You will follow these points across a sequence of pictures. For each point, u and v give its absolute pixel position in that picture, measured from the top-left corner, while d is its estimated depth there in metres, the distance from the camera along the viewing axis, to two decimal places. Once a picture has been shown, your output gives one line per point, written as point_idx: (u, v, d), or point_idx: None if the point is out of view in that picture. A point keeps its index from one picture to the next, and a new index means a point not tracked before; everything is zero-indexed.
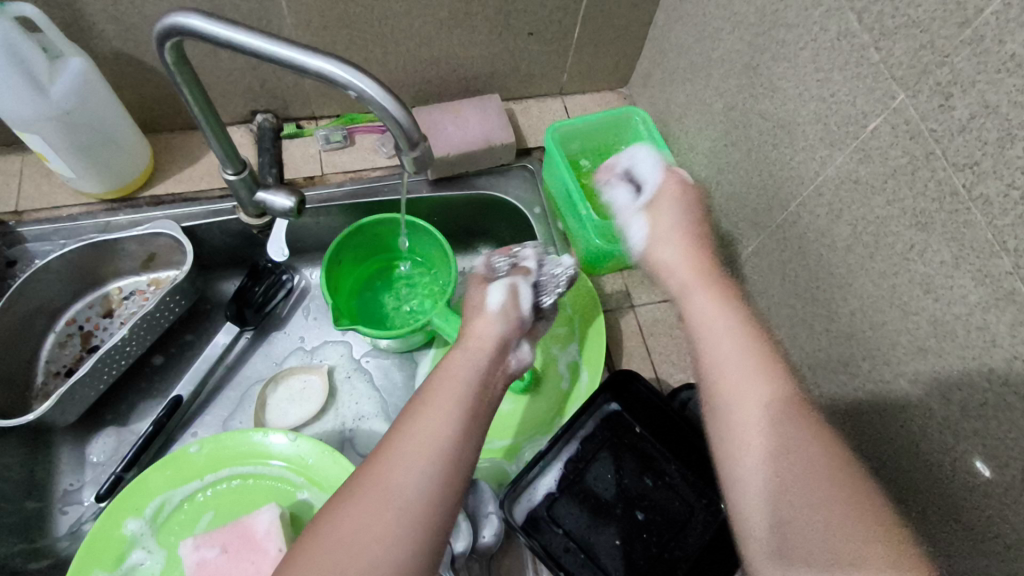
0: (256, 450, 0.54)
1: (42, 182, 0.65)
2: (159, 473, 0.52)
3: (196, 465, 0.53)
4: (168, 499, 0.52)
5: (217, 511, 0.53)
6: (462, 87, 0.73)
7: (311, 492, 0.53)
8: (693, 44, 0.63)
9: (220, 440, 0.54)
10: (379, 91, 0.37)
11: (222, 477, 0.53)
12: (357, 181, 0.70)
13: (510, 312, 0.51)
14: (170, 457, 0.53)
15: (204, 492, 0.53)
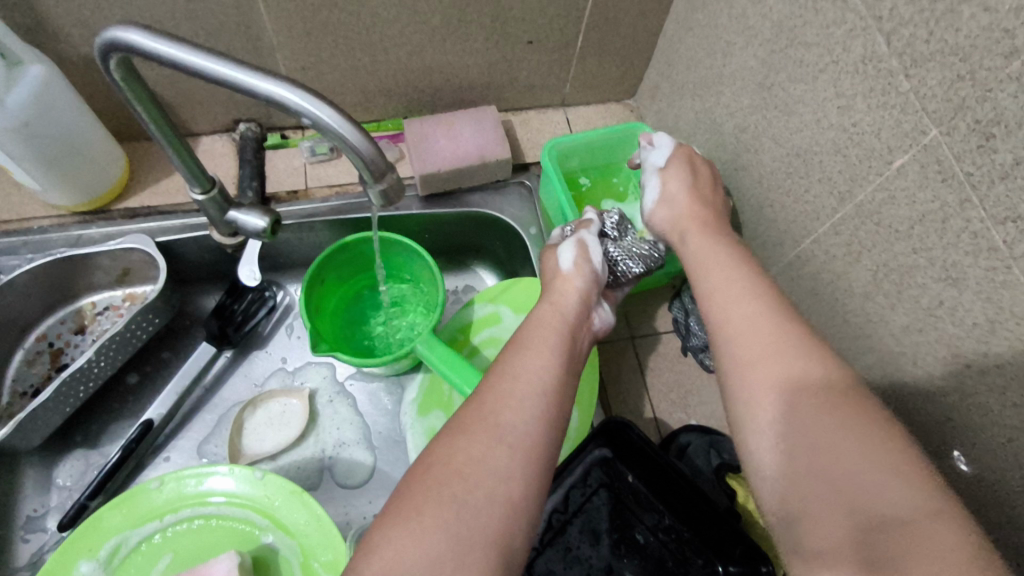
0: (220, 487, 0.51)
1: (13, 192, 0.62)
2: (114, 512, 0.49)
3: (155, 503, 0.50)
4: (126, 540, 0.49)
5: (176, 554, 0.49)
6: (456, 97, 0.69)
7: (275, 537, 0.50)
8: (703, 58, 0.58)
9: (183, 475, 0.51)
10: (337, 119, 0.33)
11: (184, 515, 0.50)
12: (342, 196, 0.66)
13: (585, 270, 0.53)
14: (129, 494, 0.50)
15: (162, 533, 0.50)
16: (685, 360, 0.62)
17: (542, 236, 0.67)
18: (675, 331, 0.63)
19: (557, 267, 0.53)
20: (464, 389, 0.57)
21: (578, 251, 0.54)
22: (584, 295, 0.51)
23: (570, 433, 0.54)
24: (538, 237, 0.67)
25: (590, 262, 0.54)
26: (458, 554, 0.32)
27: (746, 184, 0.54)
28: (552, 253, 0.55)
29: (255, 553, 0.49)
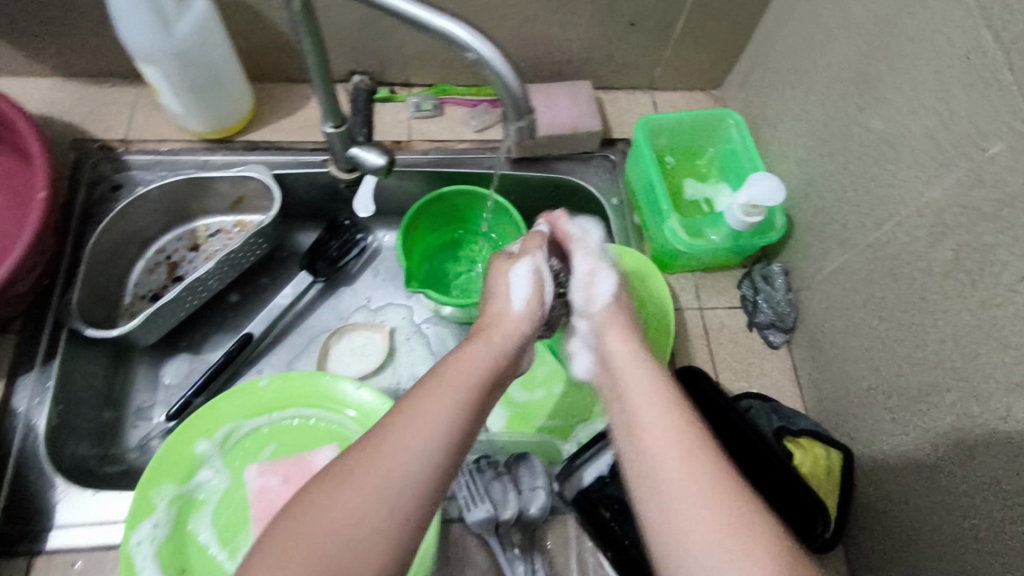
0: (323, 393, 0.57)
1: (152, 115, 0.68)
2: (229, 402, 0.55)
3: (265, 397, 0.56)
4: (237, 428, 0.55)
5: (280, 444, 0.55)
6: (555, 70, 0.73)
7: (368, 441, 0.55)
8: (801, 48, 0.61)
9: (289, 377, 0.57)
10: (497, 57, 0.38)
11: (288, 412, 0.56)
12: (441, 150, 0.71)
13: (536, 306, 0.51)
14: (244, 387, 0.56)
15: (269, 426, 0.56)
16: (749, 334, 0.65)
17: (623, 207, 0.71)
18: (741, 306, 0.66)
19: (507, 302, 0.51)
20: None
21: (531, 287, 0.52)
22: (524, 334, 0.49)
23: None
24: (619, 207, 0.71)
25: (540, 299, 0.52)
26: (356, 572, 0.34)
27: (831, 169, 0.57)
28: (503, 275, 0.53)
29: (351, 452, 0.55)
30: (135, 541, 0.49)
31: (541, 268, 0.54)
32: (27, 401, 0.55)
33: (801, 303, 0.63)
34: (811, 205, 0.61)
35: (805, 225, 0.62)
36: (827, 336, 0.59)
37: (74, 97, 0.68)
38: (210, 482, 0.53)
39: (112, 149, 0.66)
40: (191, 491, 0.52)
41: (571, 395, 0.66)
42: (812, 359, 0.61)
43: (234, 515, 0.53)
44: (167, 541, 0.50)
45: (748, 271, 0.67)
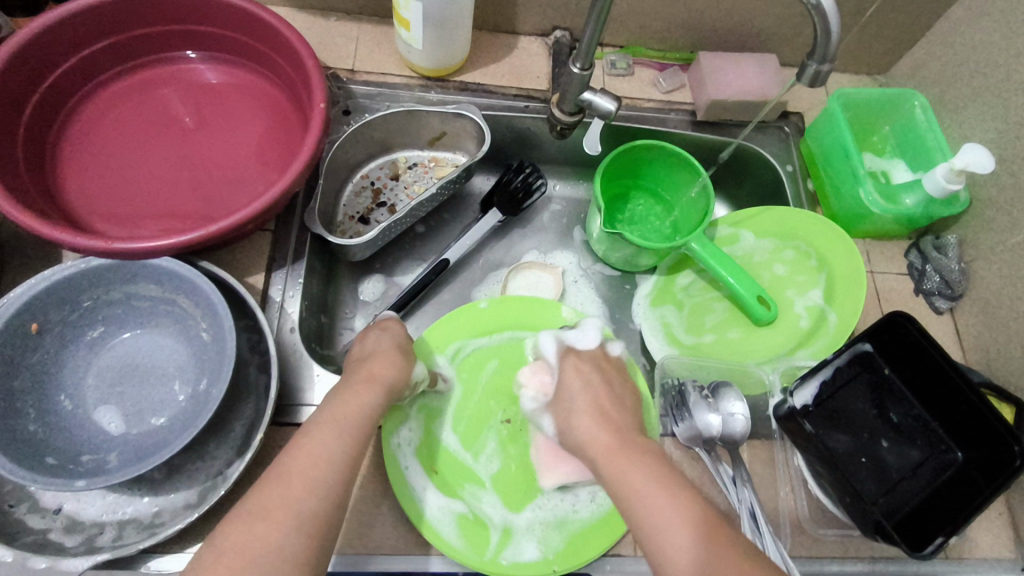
0: (535, 320, 0.67)
1: (375, 50, 0.73)
2: (458, 322, 0.66)
3: (484, 318, 0.66)
4: (466, 344, 0.65)
5: (499, 361, 0.65)
6: (740, 43, 0.78)
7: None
8: (999, 39, 0.66)
9: (501, 304, 0.67)
10: (831, 9, 0.43)
11: (504, 331, 0.67)
12: (631, 108, 0.76)
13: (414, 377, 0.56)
14: (466, 308, 0.66)
15: (488, 347, 0.66)
16: (915, 300, 0.71)
17: (797, 174, 0.76)
18: (908, 274, 0.72)
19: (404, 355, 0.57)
20: (740, 288, 0.67)
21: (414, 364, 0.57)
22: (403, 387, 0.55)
23: (829, 329, 0.68)
24: (793, 174, 0.76)
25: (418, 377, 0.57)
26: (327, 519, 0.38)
27: None
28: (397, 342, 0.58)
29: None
30: (394, 443, 0.58)
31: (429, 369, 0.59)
32: (282, 293, 0.61)
33: (973, 275, 0.68)
34: (996, 184, 0.65)
35: (987, 203, 0.66)
36: (1004, 304, 0.65)
37: (305, 27, 0.73)
38: (448, 390, 0.63)
39: (339, 77, 0.71)
40: (431, 401, 0.62)
41: (750, 339, 0.71)
42: (981, 325, 0.67)
43: (470, 424, 0.62)
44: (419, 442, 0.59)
45: (915, 243, 0.73)
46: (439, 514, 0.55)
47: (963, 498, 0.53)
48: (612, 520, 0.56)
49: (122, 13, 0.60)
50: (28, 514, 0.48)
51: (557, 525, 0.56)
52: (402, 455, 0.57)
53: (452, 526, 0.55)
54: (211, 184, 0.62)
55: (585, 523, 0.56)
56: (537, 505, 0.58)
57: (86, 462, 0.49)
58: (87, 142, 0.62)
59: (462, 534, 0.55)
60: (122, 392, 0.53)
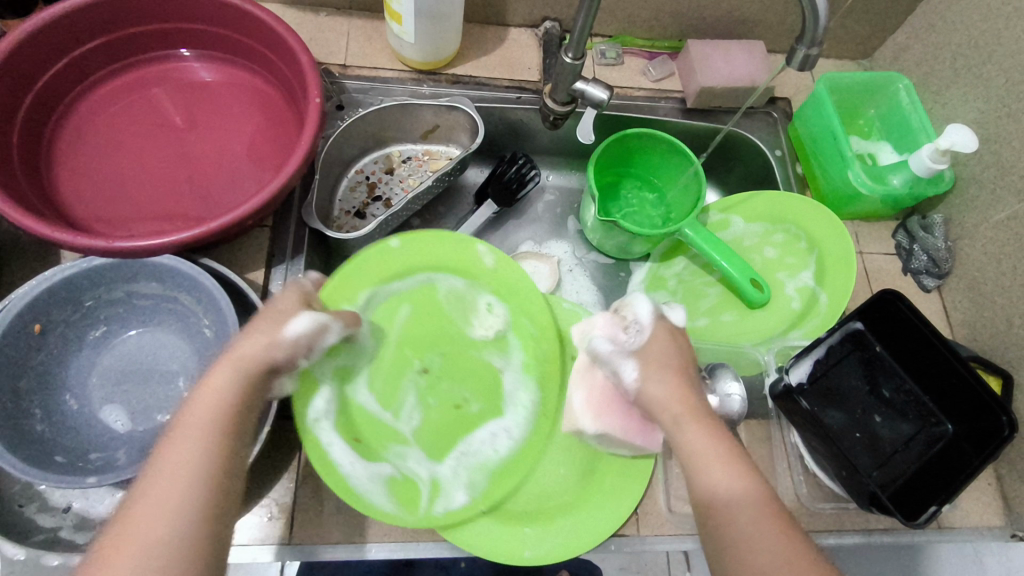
0: (455, 263, 0.63)
1: (366, 45, 0.74)
2: (370, 267, 0.60)
3: (394, 261, 0.61)
4: (377, 293, 0.60)
5: (412, 308, 0.62)
6: (728, 30, 0.79)
7: (490, 295, 0.63)
8: (979, 21, 0.67)
9: (414, 243, 0.62)
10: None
11: (418, 274, 0.62)
12: (622, 97, 0.77)
13: (301, 346, 0.47)
14: (374, 254, 0.61)
15: (400, 292, 0.62)
16: (903, 279, 0.73)
17: (786, 159, 0.77)
18: (896, 254, 0.74)
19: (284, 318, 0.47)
20: (734, 272, 0.68)
21: (309, 327, 0.48)
22: (290, 359, 0.47)
23: (821, 309, 0.69)
24: (782, 159, 0.77)
25: (310, 343, 0.48)
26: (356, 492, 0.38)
27: (1010, 129, 0.64)
28: (286, 303, 0.49)
29: (481, 310, 0.63)
30: (311, 414, 0.53)
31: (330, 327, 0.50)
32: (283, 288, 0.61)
33: (959, 252, 0.70)
34: (980, 164, 0.67)
35: (971, 182, 0.68)
36: (989, 280, 0.66)
37: (296, 23, 0.73)
38: (359, 341, 0.58)
39: (332, 72, 0.72)
40: (347, 360, 0.57)
41: (743, 322, 0.72)
42: (967, 301, 0.69)
43: (388, 379, 0.59)
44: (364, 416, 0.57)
45: (902, 223, 0.74)
46: (366, 484, 0.52)
47: (953, 468, 0.55)
48: (529, 457, 0.57)
49: (114, 12, 0.60)
50: (38, 514, 0.48)
51: (480, 467, 0.56)
52: (323, 426, 0.53)
53: (379, 490, 0.53)
54: (208, 182, 0.62)
55: (504, 459, 0.57)
56: (459, 453, 0.57)
57: (95, 460, 0.50)
58: (81, 143, 0.62)
59: (389, 495, 0.53)
60: (126, 390, 0.54)
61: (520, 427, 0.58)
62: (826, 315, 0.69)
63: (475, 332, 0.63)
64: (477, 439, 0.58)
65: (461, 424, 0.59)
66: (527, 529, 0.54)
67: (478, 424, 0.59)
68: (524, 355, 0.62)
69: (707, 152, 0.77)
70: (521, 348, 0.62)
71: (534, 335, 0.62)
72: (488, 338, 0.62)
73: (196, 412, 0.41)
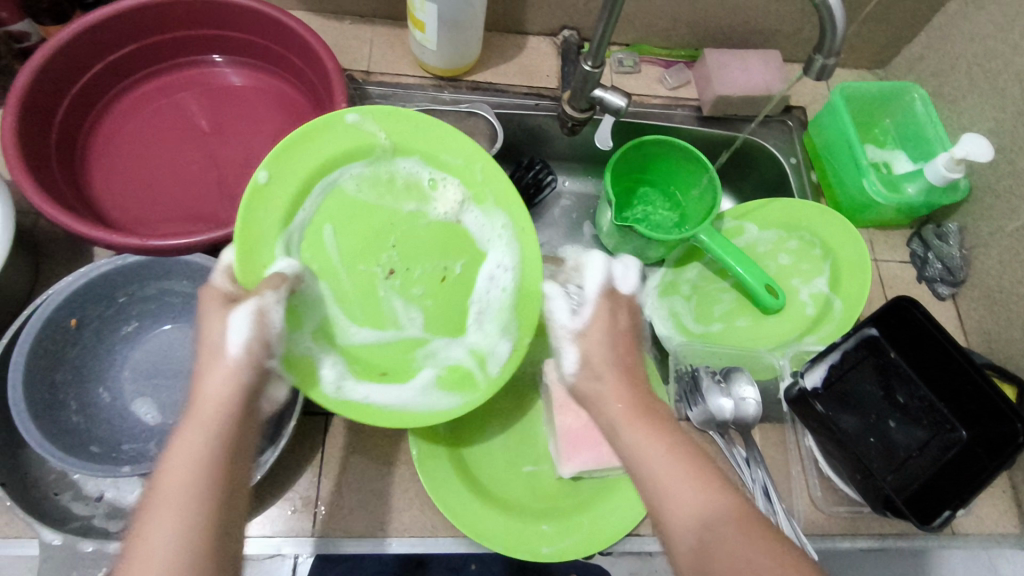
0: (343, 152, 0.51)
1: (389, 52, 0.75)
2: (257, 219, 0.48)
3: (277, 194, 0.48)
4: (287, 230, 0.50)
5: (334, 224, 0.52)
6: (744, 40, 0.80)
7: (400, 157, 0.53)
8: (995, 32, 0.68)
9: (276, 160, 0.48)
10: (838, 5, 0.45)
11: (314, 188, 0.51)
12: (639, 104, 0.79)
13: (258, 351, 0.44)
14: (249, 200, 0.47)
15: (309, 216, 0.51)
16: (918, 286, 0.73)
17: (801, 167, 0.78)
18: (911, 261, 0.74)
19: (222, 344, 0.43)
20: (749, 278, 0.69)
21: (253, 327, 0.44)
22: (261, 370, 0.44)
23: (835, 316, 0.70)
24: (797, 167, 0.78)
25: (267, 340, 0.44)
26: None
27: None
28: (220, 318, 0.44)
29: (408, 180, 0.54)
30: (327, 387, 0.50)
31: (275, 308, 0.45)
32: None
33: (974, 260, 0.71)
34: (996, 173, 0.67)
35: (987, 191, 0.68)
36: (1005, 288, 0.67)
37: (321, 30, 0.75)
38: (316, 290, 0.51)
39: (356, 79, 0.73)
40: (310, 314, 0.51)
41: (758, 327, 0.73)
42: (982, 310, 0.69)
43: (363, 300, 0.53)
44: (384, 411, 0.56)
45: (917, 231, 0.75)
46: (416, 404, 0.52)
47: (968, 474, 0.55)
48: (530, 295, 0.52)
49: (150, 19, 0.62)
50: (72, 502, 0.50)
51: (502, 312, 0.54)
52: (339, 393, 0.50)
53: (422, 402, 0.52)
54: (235, 183, 0.64)
55: (511, 295, 0.53)
56: (476, 314, 0.55)
57: (127, 451, 0.51)
58: (115, 145, 0.64)
59: (438, 398, 0.52)
60: (157, 384, 0.55)
61: (509, 255, 0.54)
62: (838, 322, 0.70)
63: (410, 198, 0.54)
64: (480, 290, 0.55)
65: (462, 287, 0.55)
66: (545, 525, 0.55)
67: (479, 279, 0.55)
68: (472, 197, 0.54)
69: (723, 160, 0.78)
70: (455, 180, 0.54)
71: (465, 169, 0.54)
72: (427, 193, 0.54)
73: (168, 474, 0.38)
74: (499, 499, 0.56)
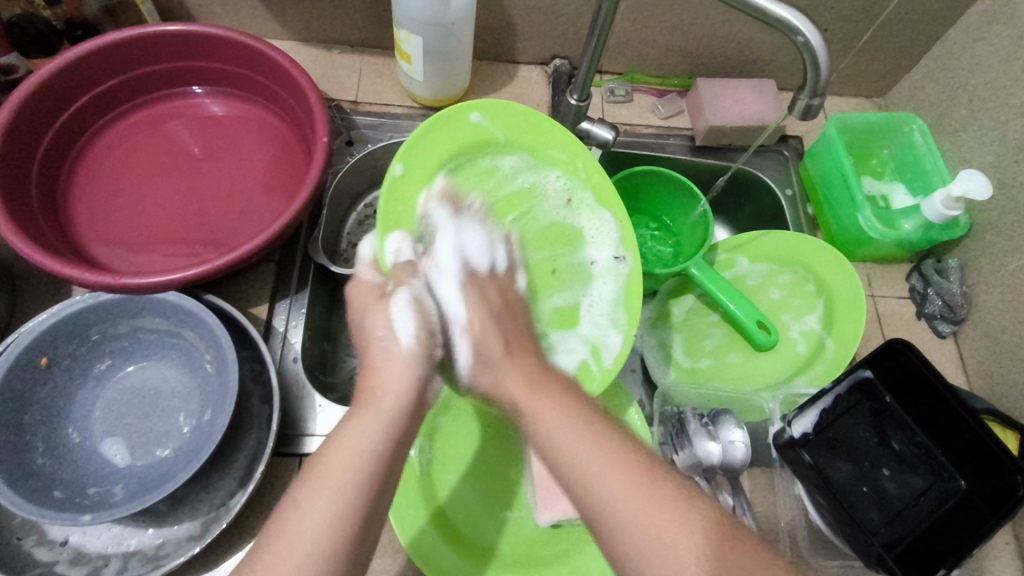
0: (462, 147, 0.53)
1: (376, 82, 0.75)
2: (392, 206, 0.50)
3: (406, 188, 0.51)
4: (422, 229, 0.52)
5: (462, 220, 0.54)
6: (738, 68, 0.79)
7: (515, 156, 0.56)
8: (993, 64, 0.66)
9: (411, 149, 0.51)
10: (821, 45, 0.43)
11: (440, 188, 0.52)
12: (631, 134, 0.77)
13: (426, 339, 0.47)
14: (388, 193, 0.50)
15: (442, 213, 0.53)
16: (918, 323, 0.71)
17: (796, 199, 0.76)
18: (910, 297, 0.72)
19: (393, 339, 0.46)
20: (740, 312, 0.67)
21: (414, 317, 0.47)
22: (430, 359, 0.46)
23: (827, 356, 0.68)
24: (792, 199, 0.76)
25: (429, 328, 0.48)
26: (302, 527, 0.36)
27: None
28: (383, 311, 0.47)
29: (522, 174, 0.56)
30: None
31: (423, 293, 0.49)
32: (285, 323, 0.62)
33: (975, 299, 0.68)
34: (997, 209, 0.65)
35: (989, 227, 0.66)
36: (1006, 329, 0.64)
37: (309, 60, 0.75)
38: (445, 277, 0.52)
39: (343, 109, 0.73)
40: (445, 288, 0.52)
41: (749, 364, 0.71)
42: (984, 350, 0.67)
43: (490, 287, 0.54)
44: None
45: (916, 265, 0.73)
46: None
47: (961, 529, 0.53)
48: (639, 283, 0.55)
49: (135, 50, 0.62)
50: (35, 546, 0.50)
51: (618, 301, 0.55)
52: None
53: None
54: (217, 214, 0.63)
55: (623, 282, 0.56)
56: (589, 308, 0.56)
57: (92, 495, 0.50)
58: (97, 178, 0.64)
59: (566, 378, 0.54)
60: (128, 423, 0.54)
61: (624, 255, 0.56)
62: (831, 363, 0.68)
63: (519, 192, 0.56)
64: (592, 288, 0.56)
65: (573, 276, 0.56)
66: None
67: (588, 269, 0.57)
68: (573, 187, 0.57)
69: (716, 189, 0.76)
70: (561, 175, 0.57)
71: (569, 163, 0.56)
72: (533, 189, 0.57)
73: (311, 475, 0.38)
74: (475, 550, 0.55)
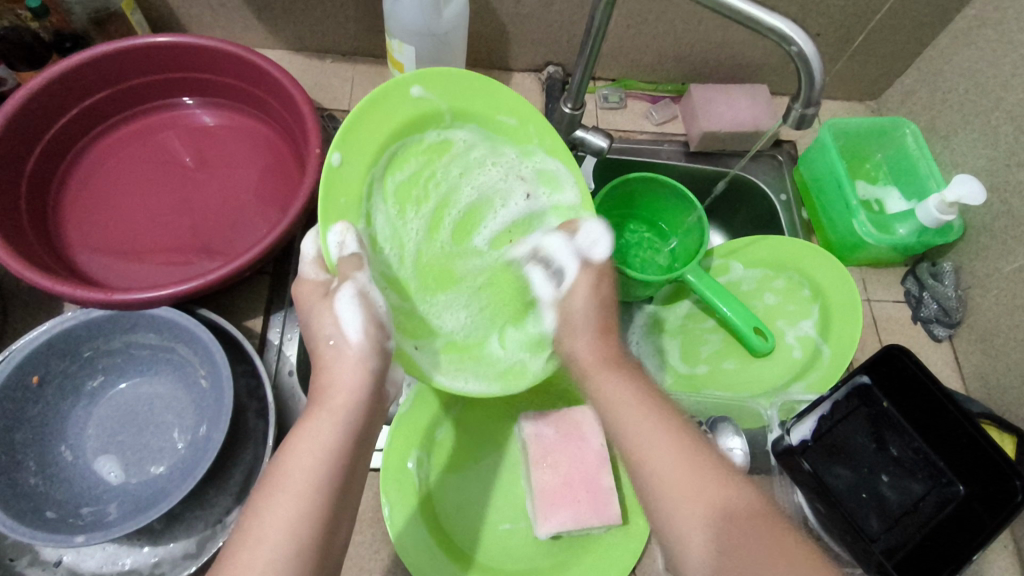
0: (404, 123, 0.47)
1: (369, 91, 0.75)
2: (336, 202, 0.43)
3: (347, 180, 0.44)
4: (369, 216, 0.47)
5: (400, 199, 0.49)
6: (732, 74, 0.79)
7: (457, 124, 0.50)
8: (985, 69, 0.66)
9: (347, 132, 0.44)
10: (814, 55, 0.43)
11: (378, 168, 0.47)
12: (626, 140, 0.77)
13: (376, 332, 0.44)
14: (327, 186, 0.42)
15: (380, 196, 0.48)
16: (914, 327, 0.71)
17: (790, 204, 0.76)
18: (905, 300, 0.72)
19: (342, 336, 0.44)
20: (737, 319, 0.66)
21: (360, 310, 0.43)
22: (383, 352, 0.44)
23: (822, 361, 0.68)
24: (787, 204, 0.76)
25: (379, 319, 0.44)
26: (301, 549, 0.35)
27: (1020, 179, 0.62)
28: (329, 309, 0.44)
29: (464, 145, 0.51)
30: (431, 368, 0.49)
31: (371, 286, 0.44)
32: (280, 336, 0.61)
33: (970, 302, 0.68)
34: (990, 213, 0.66)
35: (982, 231, 0.67)
36: (1001, 332, 0.65)
37: (301, 69, 0.75)
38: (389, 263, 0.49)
39: (336, 118, 0.72)
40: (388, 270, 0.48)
41: (746, 370, 0.71)
42: (979, 354, 0.67)
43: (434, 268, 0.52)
44: (395, 472, 0.54)
45: (911, 269, 0.73)
46: (516, 360, 0.53)
47: (962, 533, 0.53)
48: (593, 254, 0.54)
49: (126, 62, 0.61)
50: (29, 567, 0.49)
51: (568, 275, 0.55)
52: (443, 369, 0.50)
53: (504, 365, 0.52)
54: (209, 227, 0.63)
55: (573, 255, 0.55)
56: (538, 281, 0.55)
57: (85, 514, 0.50)
58: (88, 192, 0.63)
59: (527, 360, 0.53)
60: (121, 441, 0.54)
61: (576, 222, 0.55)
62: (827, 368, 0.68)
63: (468, 165, 0.53)
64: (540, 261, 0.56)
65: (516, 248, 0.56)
66: None
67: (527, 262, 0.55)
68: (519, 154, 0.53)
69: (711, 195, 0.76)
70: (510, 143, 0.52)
71: (520, 130, 0.52)
72: (483, 162, 0.53)
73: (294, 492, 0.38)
74: (476, 563, 0.54)
